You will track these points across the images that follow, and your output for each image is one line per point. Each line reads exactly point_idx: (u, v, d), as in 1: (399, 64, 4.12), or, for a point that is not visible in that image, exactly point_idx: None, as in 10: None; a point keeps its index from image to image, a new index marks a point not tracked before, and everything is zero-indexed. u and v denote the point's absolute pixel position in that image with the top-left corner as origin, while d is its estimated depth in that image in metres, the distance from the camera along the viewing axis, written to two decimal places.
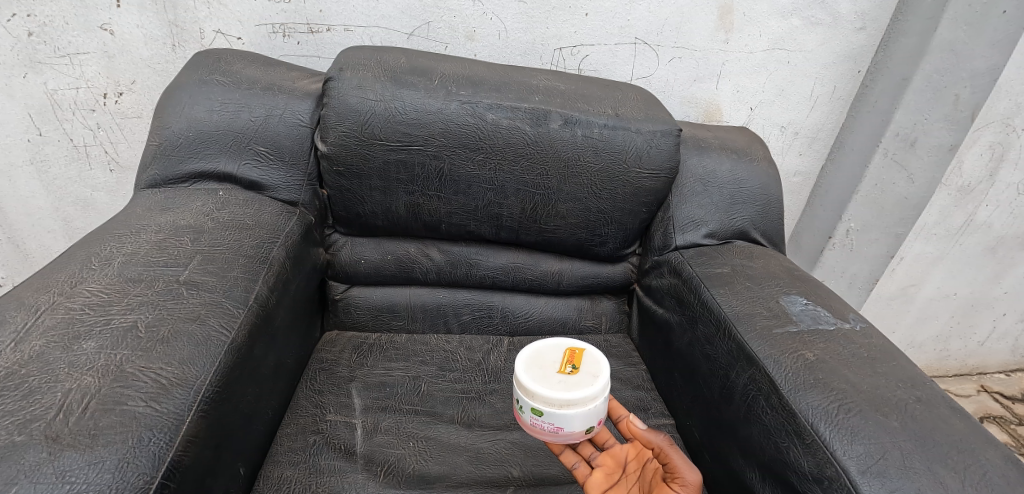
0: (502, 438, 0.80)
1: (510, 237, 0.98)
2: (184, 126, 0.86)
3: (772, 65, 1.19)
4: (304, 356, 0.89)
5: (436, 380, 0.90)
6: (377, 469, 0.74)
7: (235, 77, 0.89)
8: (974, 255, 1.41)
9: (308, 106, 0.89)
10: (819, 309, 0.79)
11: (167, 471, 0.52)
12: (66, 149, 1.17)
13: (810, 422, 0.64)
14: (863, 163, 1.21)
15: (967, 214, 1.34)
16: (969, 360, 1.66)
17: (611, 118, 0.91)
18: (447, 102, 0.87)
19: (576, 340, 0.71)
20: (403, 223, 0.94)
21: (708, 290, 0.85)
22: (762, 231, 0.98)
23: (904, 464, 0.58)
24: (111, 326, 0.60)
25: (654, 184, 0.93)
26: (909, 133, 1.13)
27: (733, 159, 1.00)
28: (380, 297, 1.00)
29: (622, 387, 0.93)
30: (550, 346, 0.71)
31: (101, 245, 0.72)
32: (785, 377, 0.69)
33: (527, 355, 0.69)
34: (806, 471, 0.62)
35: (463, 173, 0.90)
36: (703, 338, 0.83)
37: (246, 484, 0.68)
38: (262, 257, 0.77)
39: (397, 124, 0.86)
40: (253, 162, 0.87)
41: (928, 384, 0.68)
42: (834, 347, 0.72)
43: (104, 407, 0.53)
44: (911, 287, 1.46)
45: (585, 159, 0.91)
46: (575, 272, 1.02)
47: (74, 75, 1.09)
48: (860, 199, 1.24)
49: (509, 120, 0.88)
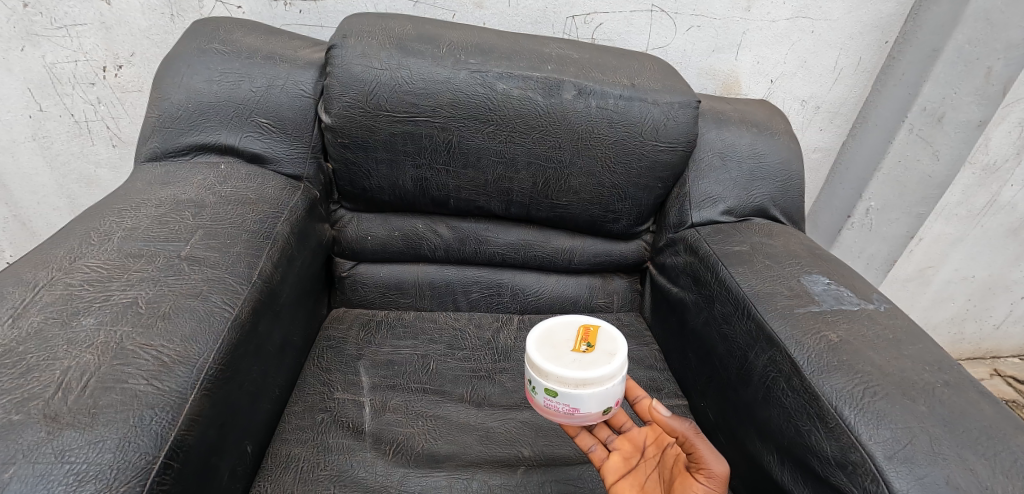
0: (512, 418, 0.79)
1: (520, 213, 0.94)
2: (183, 97, 0.82)
3: (796, 35, 1.13)
4: (311, 333, 0.87)
5: (445, 358, 0.88)
6: (386, 448, 0.73)
7: (235, 46, 0.85)
8: (996, 237, 1.37)
9: (311, 77, 0.86)
10: (842, 289, 0.76)
11: (170, 451, 0.50)
12: (67, 124, 1.15)
13: (835, 406, 0.61)
14: (887, 138, 1.16)
15: (992, 193, 1.29)
16: (983, 343, 1.63)
17: (627, 88, 0.87)
18: (455, 71, 0.83)
19: (591, 317, 0.68)
20: (411, 197, 0.91)
21: (725, 268, 0.82)
22: (782, 209, 0.95)
23: (932, 450, 0.56)
24: (111, 302, 0.58)
25: (671, 158, 0.90)
26: (937, 107, 1.09)
27: (753, 133, 0.96)
28: (387, 274, 0.98)
29: (634, 367, 0.91)
30: (563, 325, 0.69)
31: (101, 220, 0.69)
32: (808, 359, 0.66)
33: (538, 334, 0.67)
34: (828, 455, 0.60)
35: (472, 146, 0.87)
36: (721, 318, 0.80)
37: (253, 464, 0.67)
38: (266, 233, 0.74)
39: (402, 94, 0.82)
40: (254, 134, 0.84)
41: (956, 368, 0.65)
42: (859, 328, 0.69)
43: (104, 386, 0.51)
44: (930, 269, 1.42)
45: (600, 132, 0.87)
46: (587, 250, 1.00)
47: (72, 48, 1.06)
48: (883, 176, 1.19)
49: (520, 90, 0.84)
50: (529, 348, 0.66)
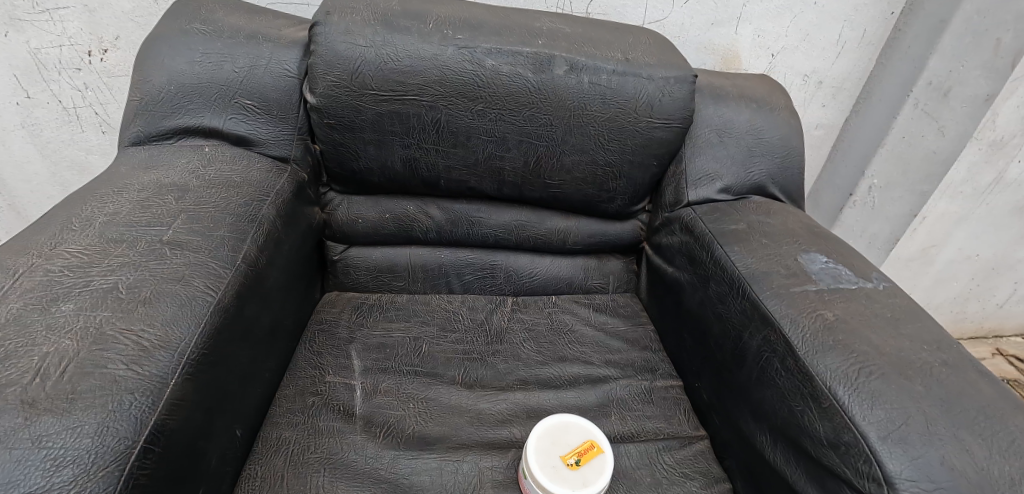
0: (505, 399, 0.79)
1: (513, 193, 0.93)
2: (165, 80, 0.80)
3: (798, 7, 1.09)
4: (303, 316, 0.86)
5: (438, 341, 0.87)
6: (377, 430, 0.73)
7: (216, 26, 0.83)
8: (1001, 215, 1.34)
9: (295, 55, 0.84)
10: (840, 268, 0.74)
11: (151, 435, 0.50)
12: (56, 111, 1.13)
13: (829, 386, 0.60)
14: (892, 113, 1.13)
15: (998, 171, 1.26)
16: (986, 323, 1.61)
17: (621, 63, 0.85)
18: (442, 46, 0.81)
19: (590, 430, 0.69)
20: (401, 178, 0.90)
21: (721, 247, 0.80)
22: (780, 187, 0.93)
23: (928, 430, 0.55)
24: (91, 287, 0.57)
25: (667, 135, 0.88)
26: (943, 82, 1.05)
27: (752, 108, 0.93)
28: (379, 257, 0.97)
29: (628, 348, 0.90)
30: (574, 428, 0.70)
31: (82, 205, 0.68)
32: (803, 338, 0.65)
33: (552, 430, 0.69)
34: (821, 436, 0.59)
35: (461, 125, 0.84)
36: (716, 298, 0.79)
37: (243, 448, 0.67)
38: (251, 216, 0.73)
39: (389, 72, 0.80)
40: (239, 116, 0.82)
41: (954, 347, 0.64)
42: (856, 307, 0.68)
43: (82, 371, 0.50)
44: (934, 249, 1.40)
45: (593, 109, 0.85)
46: (581, 230, 0.98)
47: (56, 33, 1.04)
48: (887, 153, 1.17)
49: (509, 66, 0.82)
50: (542, 435, 0.68)
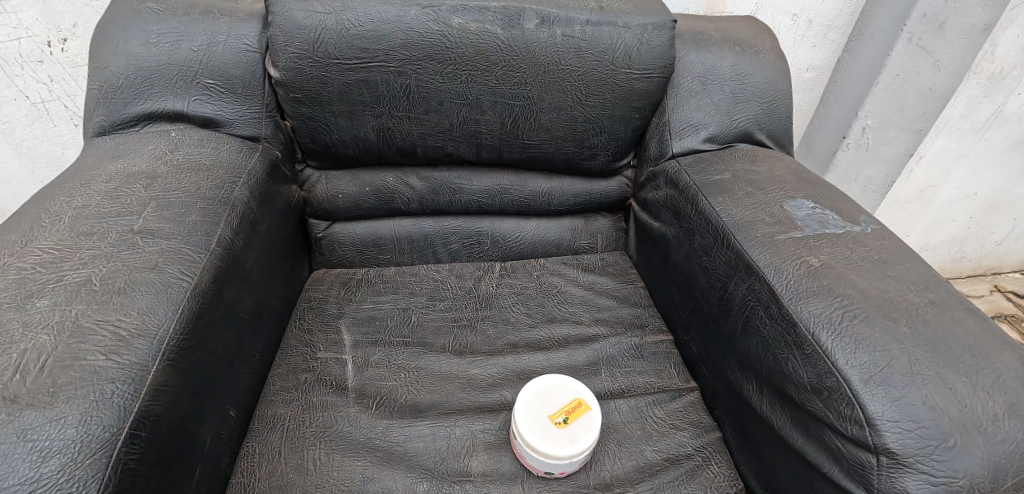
0: (495, 364, 0.79)
1: (493, 157, 0.91)
2: (122, 64, 0.78)
3: None
4: (290, 295, 0.86)
5: (426, 310, 0.87)
6: (369, 402, 0.73)
7: (171, 4, 0.80)
8: (1001, 150, 1.31)
9: (254, 29, 0.81)
10: (827, 212, 0.73)
11: (136, 421, 0.50)
12: (24, 107, 1.11)
13: (812, 332, 0.60)
14: (884, 48, 1.09)
15: (997, 104, 1.22)
16: (985, 260, 1.60)
17: (594, 12, 0.81)
18: (405, 7, 0.78)
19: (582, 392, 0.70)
20: (377, 150, 0.88)
21: (705, 199, 0.79)
22: (767, 133, 0.90)
23: (911, 370, 0.54)
24: (64, 282, 0.57)
25: (646, 86, 0.85)
26: (939, 13, 1.00)
27: (736, 52, 0.90)
28: (363, 231, 0.96)
29: (618, 305, 0.90)
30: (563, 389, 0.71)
31: (51, 201, 0.67)
32: (786, 285, 0.64)
33: (539, 392, 0.70)
34: (805, 382, 0.60)
35: (432, 89, 0.82)
36: (700, 251, 0.78)
37: (238, 427, 0.68)
38: (223, 198, 0.72)
39: (352, 38, 0.77)
40: (203, 97, 0.80)
41: (943, 287, 0.63)
42: (842, 251, 0.67)
43: (62, 364, 0.50)
44: (931, 188, 1.37)
45: (568, 64, 0.82)
46: (566, 190, 0.96)
47: (11, 25, 1.00)
48: (880, 91, 1.13)
49: (477, 24, 0.79)
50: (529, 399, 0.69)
